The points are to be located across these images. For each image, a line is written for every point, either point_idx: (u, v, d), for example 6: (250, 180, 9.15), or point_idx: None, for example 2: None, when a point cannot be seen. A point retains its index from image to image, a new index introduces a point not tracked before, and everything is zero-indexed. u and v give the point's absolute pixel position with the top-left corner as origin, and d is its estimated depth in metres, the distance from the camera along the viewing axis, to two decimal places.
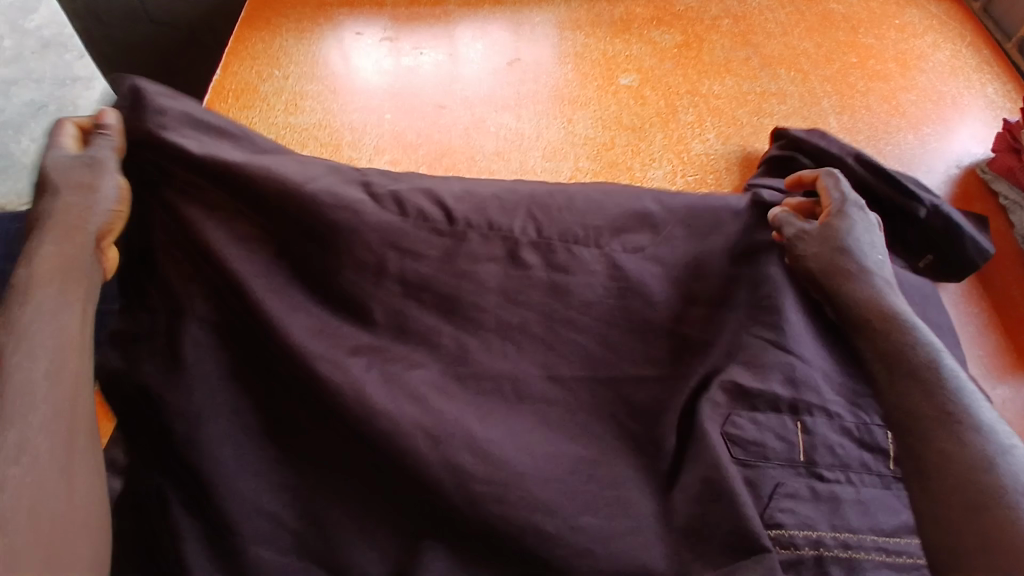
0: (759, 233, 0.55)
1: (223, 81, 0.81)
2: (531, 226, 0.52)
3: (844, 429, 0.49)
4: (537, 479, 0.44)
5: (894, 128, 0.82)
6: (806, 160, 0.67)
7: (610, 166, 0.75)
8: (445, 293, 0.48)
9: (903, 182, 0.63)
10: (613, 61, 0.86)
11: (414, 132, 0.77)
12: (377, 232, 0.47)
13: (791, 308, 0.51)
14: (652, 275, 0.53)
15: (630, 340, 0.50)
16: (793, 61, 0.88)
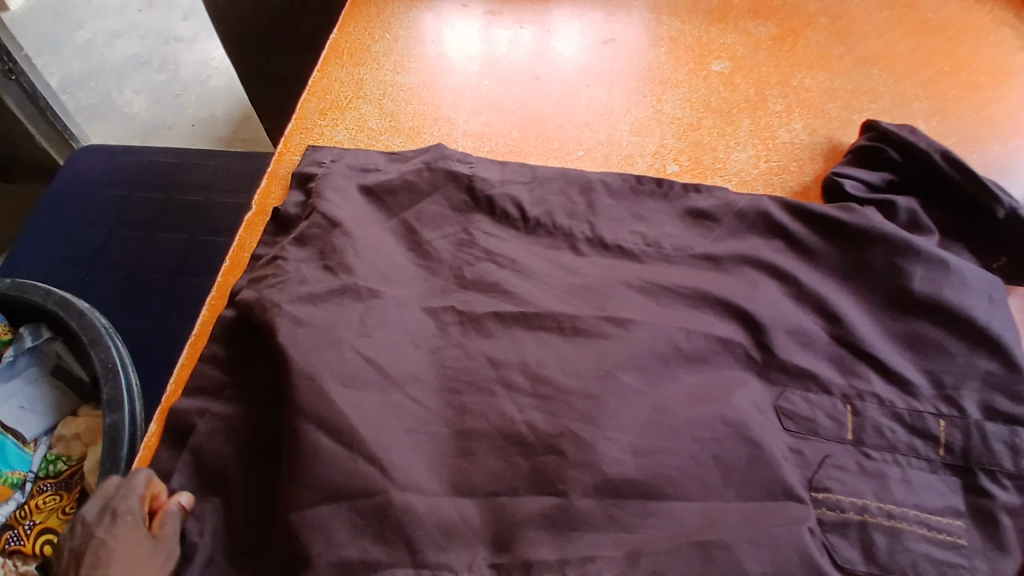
0: (839, 238, 0.63)
1: (339, 40, 0.89)
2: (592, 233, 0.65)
3: (896, 415, 0.55)
4: (607, 420, 0.53)
5: (982, 138, 0.81)
6: (892, 153, 0.71)
7: (695, 145, 0.77)
8: (553, 275, 0.63)
9: (985, 181, 0.65)
10: (706, 48, 0.88)
11: (509, 98, 0.82)
12: (508, 238, 0.65)
13: (852, 314, 0.60)
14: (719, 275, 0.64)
15: (702, 322, 0.60)
16: (889, 63, 0.87)
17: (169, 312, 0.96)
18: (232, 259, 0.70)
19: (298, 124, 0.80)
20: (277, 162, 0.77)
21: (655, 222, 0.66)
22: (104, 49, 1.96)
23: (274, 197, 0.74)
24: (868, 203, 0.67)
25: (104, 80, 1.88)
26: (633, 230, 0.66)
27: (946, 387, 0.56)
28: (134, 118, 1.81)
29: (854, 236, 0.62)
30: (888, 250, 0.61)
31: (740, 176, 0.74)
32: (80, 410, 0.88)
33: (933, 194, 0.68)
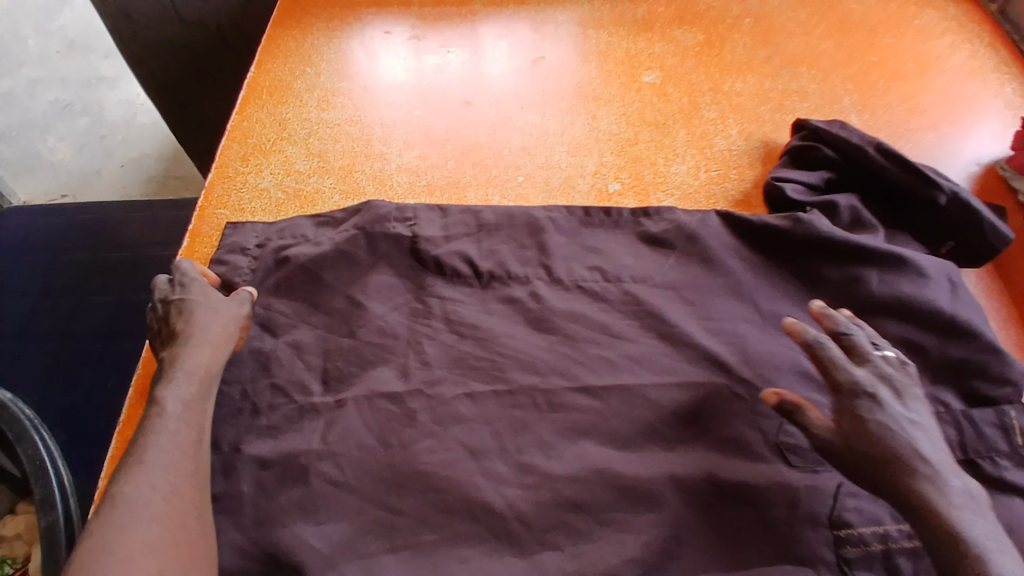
0: (794, 253, 0.66)
1: (257, 79, 0.84)
2: (543, 273, 0.64)
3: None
4: (604, 470, 0.53)
5: (911, 127, 0.83)
6: (827, 152, 0.72)
7: (634, 161, 0.76)
8: (507, 325, 0.61)
9: (922, 171, 0.67)
10: (636, 59, 0.87)
11: (441, 127, 0.79)
12: (461, 292, 0.63)
13: (823, 333, 0.63)
14: (682, 307, 0.63)
15: (662, 359, 0.60)
16: (813, 61, 0.89)
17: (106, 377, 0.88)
18: None
19: (218, 174, 0.74)
20: (199, 219, 0.70)
21: (612, 254, 0.66)
22: (18, 97, 1.71)
23: (200, 256, 0.68)
24: (812, 207, 0.68)
25: (23, 129, 1.66)
26: (590, 266, 0.65)
27: (930, 386, 0.60)
28: (59, 167, 1.60)
29: (805, 250, 0.66)
30: (840, 260, 0.65)
31: (682, 189, 0.74)
32: (16, 508, 0.79)
33: (873, 188, 0.71)
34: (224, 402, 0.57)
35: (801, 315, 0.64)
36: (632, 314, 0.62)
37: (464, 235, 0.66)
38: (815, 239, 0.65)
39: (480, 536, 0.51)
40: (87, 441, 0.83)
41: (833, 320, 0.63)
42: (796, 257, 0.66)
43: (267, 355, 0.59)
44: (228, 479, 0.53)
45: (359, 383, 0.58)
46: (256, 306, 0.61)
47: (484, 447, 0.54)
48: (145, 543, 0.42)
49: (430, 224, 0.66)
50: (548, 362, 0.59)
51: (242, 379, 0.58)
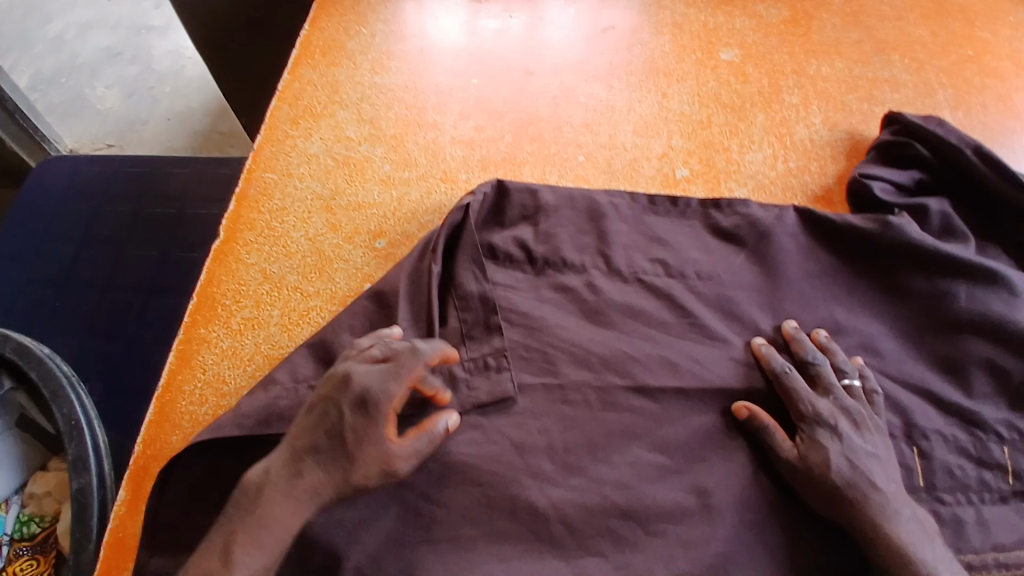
0: (871, 259, 0.61)
1: (311, 37, 0.80)
2: (602, 262, 0.60)
3: (960, 450, 0.54)
4: (656, 480, 0.51)
5: (1008, 129, 0.75)
6: (920, 149, 0.65)
7: (705, 146, 0.71)
8: (561, 316, 0.58)
9: (1020, 179, 0.60)
10: (714, 34, 0.80)
11: (500, 98, 0.74)
12: (514, 277, 0.59)
13: (895, 349, 0.58)
14: (748, 313, 0.59)
15: (724, 366, 0.56)
16: (908, 48, 0.80)
17: (148, 332, 0.88)
18: (202, 295, 0.61)
19: (268, 135, 0.71)
20: (247, 181, 0.68)
21: (677, 247, 0.61)
22: (69, 42, 1.71)
23: (246, 220, 0.66)
24: (901, 209, 0.62)
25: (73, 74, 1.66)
26: (652, 258, 0.61)
27: (1009, 412, 0.55)
28: (106, 114, 1.61)
29: (886, 257, 0.60)
30: (925, 270, 0.59)
31: (756, 180, 0.68)
32: (49, 463, 0.82)
33: (965, 194, 0.64)
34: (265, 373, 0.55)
35: (877, 327, 0.59)
36: (696, 317, 0.58)
37: (521, 219, 0.62)
38: (900, 244, 0.59)
39: (522, 536, 0.48)
40: (128, 395, 0.84)
41: (914, 339, 0.59)
42: (876, 263, 0.61)
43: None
44: None
45: None
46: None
47: (530, 444, 0.52)
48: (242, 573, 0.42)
49: (485, 205, 0.62)
50: (602, 357, 0.56)
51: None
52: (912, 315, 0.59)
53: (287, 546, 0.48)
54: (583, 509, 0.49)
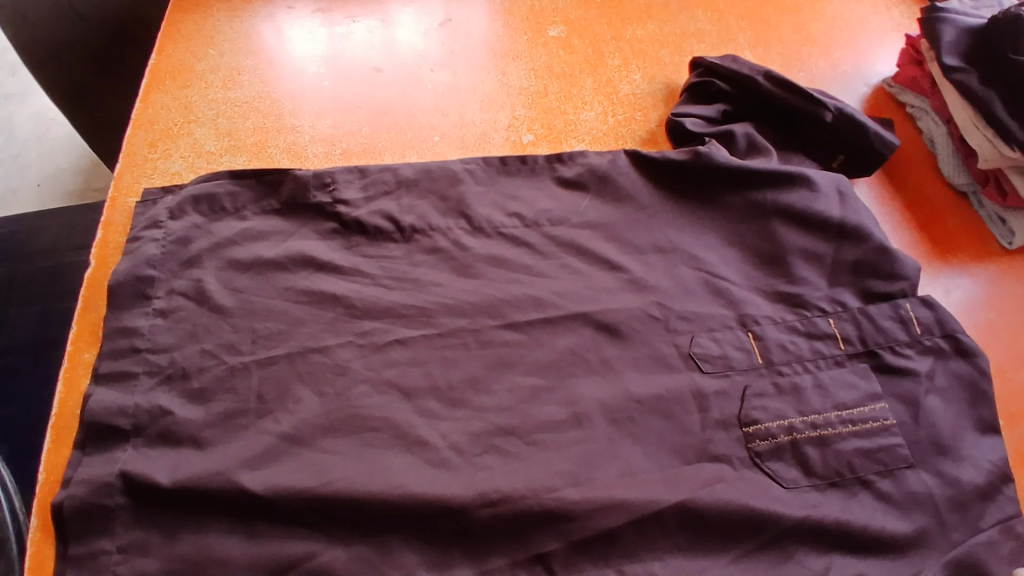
0: (696, 183, 0.70)
1: (158, 64, 0.81)
2: (464, 222, 0.66)
3: (791, 329, 0.63)
4: (536, 398, 0.57)
5: (804, 55, 0.87)
6: (722, 85, 0.76)
7: (545, 112, 0.79)
8: (437, 274, 0.62)
9: (809, 93, 0.72)
10: (541, 15, 0.89)
11: (353, 95, 0.79)
12: (387, 249, 0.64)
13: (722, 257, 0.67)
14: (599, 243, 0.66)
15: (580, 292, 0.63)
16: (709, 2, 0.92)
17: (45, 385, 0.84)
18: (81, 323, 0.62)
19: (126, 162, 0.72)
20: (110, 209, 0.69)
21: (530, 200, 0.68)
22: None
23: (113, 245, 0.67)
24: (710, 137, 0.73)
25: None
26: (510, 212, 0.67)
27: (830, 289, 0.65)
28: None
29: (706, 180, 0.70)
30: (737, 186, 0.69)
31: (591, 134, 0.77)
32: None
33: (769, 114, 0.75)
34: (152, 369, 0.57)
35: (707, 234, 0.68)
36: (554, 255, 0.65)
37: (384, 194, 0.67)
38: (713, 168, 0.69)
39: (418, 466, 0.53)
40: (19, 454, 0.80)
41: (744, 242, 0.68)
42: (698, 186, 0.70)
43: (192, 323, 0.59)
44: (167, 441, 0.54)
45: (287, 339, 0.58)
46: (179, 278, 0.62)
47: (416, 389, 0.56)
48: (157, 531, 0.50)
49: (347, 185, 0.67)
50: (475, 303, 0.61)
51: (167, 347, 0.58)
52: (734, 222, 0.68)
53: (205, 517, 0.51)
54: (474, 436, 0.55)
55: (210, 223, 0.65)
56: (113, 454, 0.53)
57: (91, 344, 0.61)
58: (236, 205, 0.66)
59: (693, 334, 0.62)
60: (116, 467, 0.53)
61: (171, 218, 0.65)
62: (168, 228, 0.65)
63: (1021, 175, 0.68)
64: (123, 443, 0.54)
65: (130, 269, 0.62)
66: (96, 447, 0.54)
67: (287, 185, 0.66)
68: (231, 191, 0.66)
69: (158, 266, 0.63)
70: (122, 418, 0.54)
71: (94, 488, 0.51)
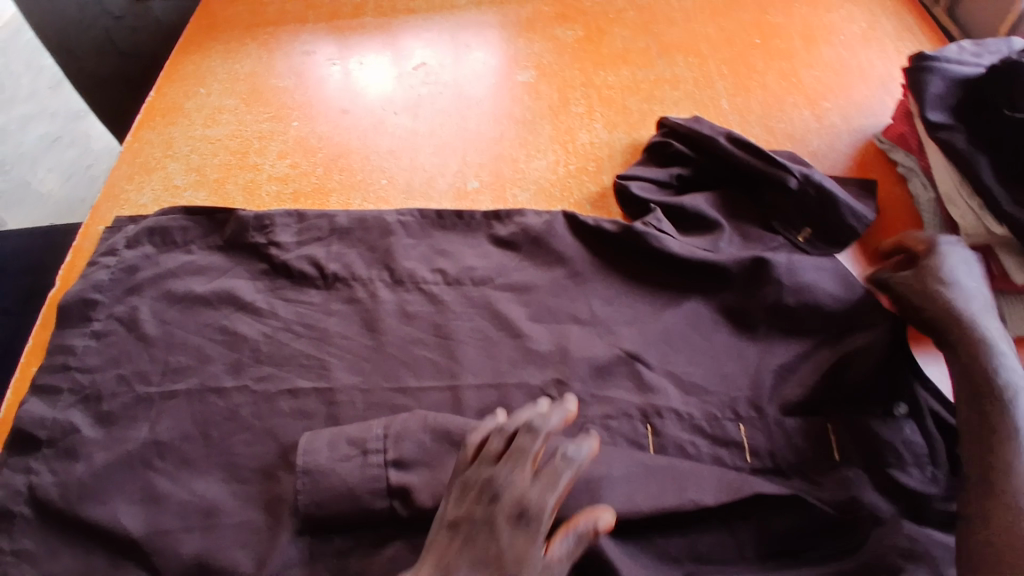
0: (624, 259, 0.64)
1: (153, 102, 0.88)
2: (385, 274, 0.64)
3: (695, 428, 0.56)
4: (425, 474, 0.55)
5: (789, 104, 0.81)
6: (680, 146, 0.71)
7: (496, 158, 0.78)
8: (343, 326, 0.62)
9: (771, 155, 0.66)
10: (514, 59, 0.89)
11: (317, 136, 0.82)
12: (301, 297, 0.64)
13: (648, 339, 0.60)
14: (517, 305, 0.62)
15: (486, 356, 0.59)
16: (693, 47, 0.88)
17: None
18: (36, 341, 0.68)
19: (105, 194, 0.79)
20: (84, 236, 0.75)
21: (456, 256, 0.65)
22: (11, 130, 1.77)
23: (78, 270, 0.73)
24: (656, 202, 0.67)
25: (17, 161, 1.71)
26: (435, 267, 0.64)
27: (749, 390, 0.58)
28: (47, 196, 1.66)
29: (638, 255, 0.64)
30: (674, 272, 0.63)
31: (538, 184, 0.75)
32: None
33: (730, 182, 0.70)
34: (75, 388, 0.61)
35: (638, 303, 0.62)
36: (464, 308, 0.62)
37: (316, 240, 0.67)
38: (643, 245, 0.63)
39: (271, 528, 0.52)
40: None
41: (678, 320, 0.61)
42: (634, 264, 0.64)
43: (118, 348, 0.62)
44: (69, 458, 0.57)
45: (192, 375, 0.60)
46: (120, 304, 0.65)
47: (293, 443, 0.56)
48: (43, 552, 0.53)
49: (284, 228, 0.67)
50: (376, 359, 0.59)
51: (92, 368, 0.62)
52: (662, 311, 0.61)
53: (87, 541, 0.54)
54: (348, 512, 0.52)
55: (160, 255, 0.68)
56: (26, 466, 0.57)
57: (37, 363, 0.67)
58: (185, 239, 0.69)
59: (586, 420, 0.56)
60: (27, 477, 0.57)
61: (127, 247, 0.68)
62: (122, 256, 0.68)
63: (1011, 254, 0.58)
64: (37, 455, 0.58)
65: (78, 292, 0.65)
66: (15, 456, 0.58)
67: (230, 225, 0.68)
68: (183, 225, 0.69)
69: (104, 291, 0.66)
70: (38, 430, 0.58)
71: (6, 497, 0.55)
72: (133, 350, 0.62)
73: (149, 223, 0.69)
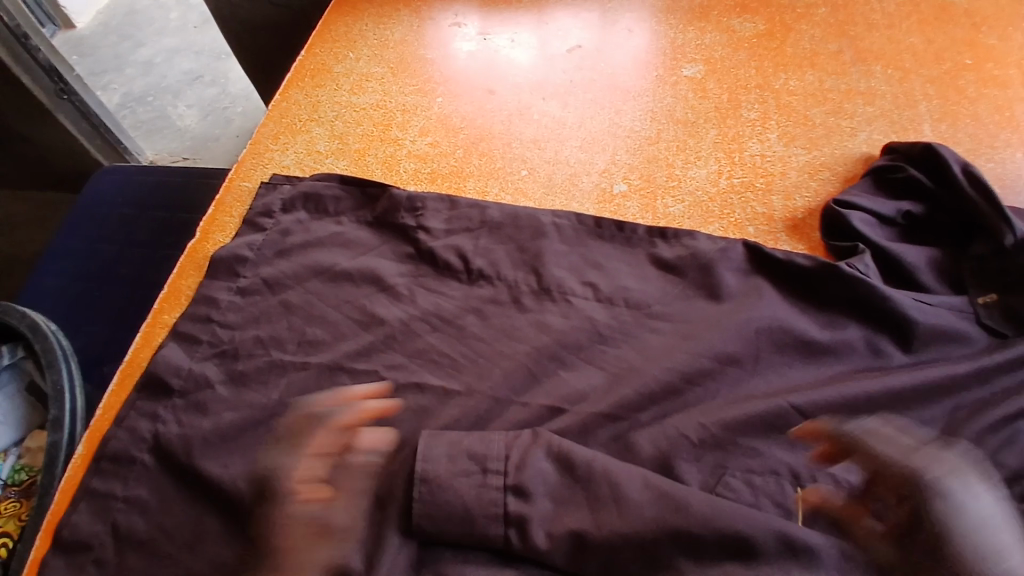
0: (812, 292, 0.57)
1: (304, 61, 0.89)
2: (530, 280, 0.63)
3: (860, 502, 0.48)
4: None
5: (1000, 143, 0.66)
6: (913, 170, 0.60)
7: (649, 161, 0.70)
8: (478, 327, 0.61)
9: (1000, 204, 0.53)
10: (680, 51, 0.80)
11: (459, 116, 0.79)
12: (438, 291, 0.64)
13: (820, 390, 0.52)
14: (661, 333, 0.58)
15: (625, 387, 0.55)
16: (896, 56, 0.74)
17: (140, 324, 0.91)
18: (170, 288, 0.70)
19: (251, 149, 0.80)
20: (226, 189, 0.77)
21: (612, 273, 0.62)
22: (160, 65, 1.92)
23: (218, 223, 0.75)
24: (869, 242, 0.57)
25: (160, 94, 1.85)
26: (586, 281, 0.62)
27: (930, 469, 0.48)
28: (184, 131, 1.78)
29: (826, 291, 0.57)
30: (876, 323, 0.55)
31: (694, 196, 0.67)
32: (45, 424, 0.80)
33: (955, 221, 0.57)
34: (214, 340, 0.63)
35: (799, 356, 0.55)
36: (603, 332, 0.59)
37: (465, 230, 0.67)
38: (840, 278, 0.56)
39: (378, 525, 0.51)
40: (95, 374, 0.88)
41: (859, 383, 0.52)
42: (825, 305, 0.56)
43: (260, 308, 0.65)
44: (199, 411, 0.59)
45: (327, 350, 0.62)
46: (267, 265, 0.68)
47: (414, 438, 0.56)
48: (161, 497, 0.56)
49: (436, 215, 0.69)
50: (507, 369, 0.58)
51: (234, 324, 0.64)
52: (832, 368, 0.54)
53: (201, 497, 0.55)
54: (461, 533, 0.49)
55: (311, 221, 0.71)
56: (159, 410, 0.60)
57: (168, 309, 0.69)
58: (337, 209, 0.72)
59: (725, 471, 0.50)
60: (156, 421, 0.59)
61: (284, 211, 0.72)
62: (278, 220, 0.71)
63: None
64: (168, 401, 0.60)
65: (234, 247, 0.69)
66: (148, 396, 0.61)
67: (383, 202, 0.70)
68: (337, 195, 0.72)
69: (256, 250, 0.69)
70: (174, 378, 0.61)
71: (137, 438, 0.59)
72: (273, 313, 0.65)
73: (305, 186, 0.73)
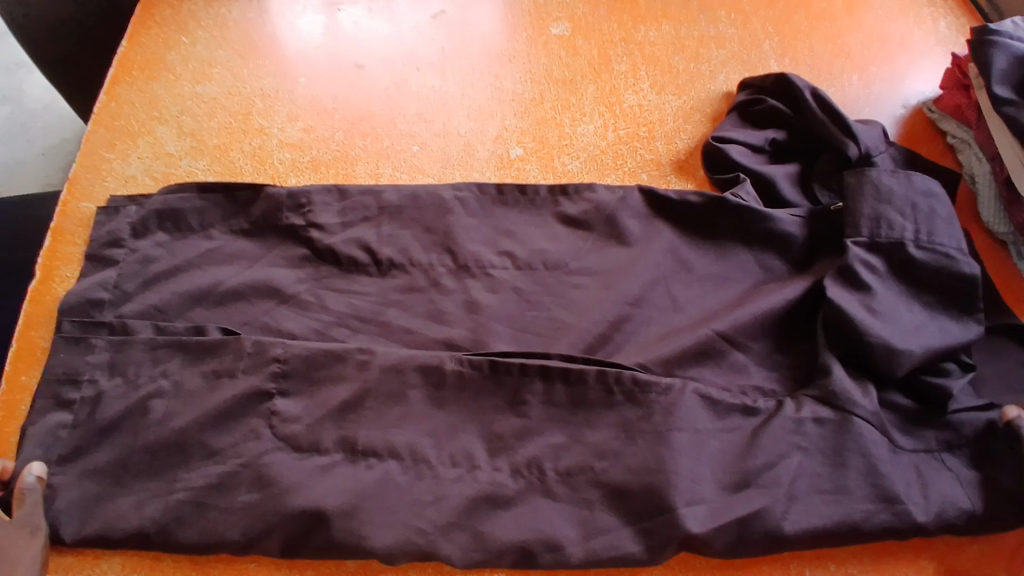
0: (706, 223, 0.62)
1: (126, 52, 0.75)
2: (448, 259, 0.59)
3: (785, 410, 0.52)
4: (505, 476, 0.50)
5: (837, 69, 0.77)
6: (771, 102, 0.68)
7: (539, 123, 0.71)
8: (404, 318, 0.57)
9: (845, 121, 0.62)
10: (544, 10, 0.81)
11: (331, 96, 0.73)
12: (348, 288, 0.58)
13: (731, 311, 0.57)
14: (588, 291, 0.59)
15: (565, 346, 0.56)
16: (735, 2, 0.82)
17: None
18: (20, 342, 0.58)
19: (80, 162, 0.67)
20: (61, 214, 0.64)
21: (524, 238, 0.61)
22: None
23: (61, 255, 0.62)
24: (745, 171, 0.64)
25: None
26: (501, 250, 0.60)
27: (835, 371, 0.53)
28: None
29: (717, 220, 0.62)
30: (762, 243, 0.61)
31: (588, 152, 0.69)
32: None
33: (806, 145, 0.66)
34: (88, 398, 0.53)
35: (711, 288, 0.60)
36: (533, 300, 0.58)
37: (364, 220, 0.61)
38: (729, 207, 0.61)
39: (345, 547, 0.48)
40: None
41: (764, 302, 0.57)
42: (720, 235, 0.61)
43: (136, 353, 0.54)
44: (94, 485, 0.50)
45: (235, 381, 0.53)
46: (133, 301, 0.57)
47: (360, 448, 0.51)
48: None
49: (327, 209, 0.61)
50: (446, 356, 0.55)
51: (109, 380, 0.53)
52: (740, 292, 0.59)
53: None
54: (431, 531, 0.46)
55: (175, 242, 0.59)
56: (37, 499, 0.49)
57: (22, 368, 0.57)
58: (203, 223, 0.60)
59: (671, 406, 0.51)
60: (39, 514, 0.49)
61: (137, 236, 0.59)
62: (133, 247, 0.59)
63: None
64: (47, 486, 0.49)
65: (83, 288, 0.57)
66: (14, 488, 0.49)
67: (259, 205, 0.60)
68: (199, 207, 0.60)
69: (114, 286, 0.57)
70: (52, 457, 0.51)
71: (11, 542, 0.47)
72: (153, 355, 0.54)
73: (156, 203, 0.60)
